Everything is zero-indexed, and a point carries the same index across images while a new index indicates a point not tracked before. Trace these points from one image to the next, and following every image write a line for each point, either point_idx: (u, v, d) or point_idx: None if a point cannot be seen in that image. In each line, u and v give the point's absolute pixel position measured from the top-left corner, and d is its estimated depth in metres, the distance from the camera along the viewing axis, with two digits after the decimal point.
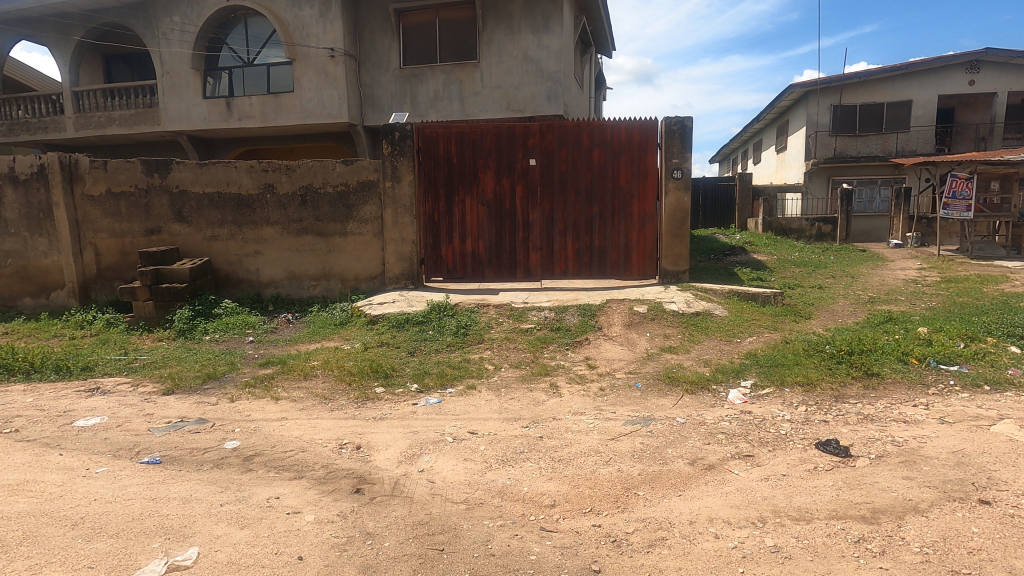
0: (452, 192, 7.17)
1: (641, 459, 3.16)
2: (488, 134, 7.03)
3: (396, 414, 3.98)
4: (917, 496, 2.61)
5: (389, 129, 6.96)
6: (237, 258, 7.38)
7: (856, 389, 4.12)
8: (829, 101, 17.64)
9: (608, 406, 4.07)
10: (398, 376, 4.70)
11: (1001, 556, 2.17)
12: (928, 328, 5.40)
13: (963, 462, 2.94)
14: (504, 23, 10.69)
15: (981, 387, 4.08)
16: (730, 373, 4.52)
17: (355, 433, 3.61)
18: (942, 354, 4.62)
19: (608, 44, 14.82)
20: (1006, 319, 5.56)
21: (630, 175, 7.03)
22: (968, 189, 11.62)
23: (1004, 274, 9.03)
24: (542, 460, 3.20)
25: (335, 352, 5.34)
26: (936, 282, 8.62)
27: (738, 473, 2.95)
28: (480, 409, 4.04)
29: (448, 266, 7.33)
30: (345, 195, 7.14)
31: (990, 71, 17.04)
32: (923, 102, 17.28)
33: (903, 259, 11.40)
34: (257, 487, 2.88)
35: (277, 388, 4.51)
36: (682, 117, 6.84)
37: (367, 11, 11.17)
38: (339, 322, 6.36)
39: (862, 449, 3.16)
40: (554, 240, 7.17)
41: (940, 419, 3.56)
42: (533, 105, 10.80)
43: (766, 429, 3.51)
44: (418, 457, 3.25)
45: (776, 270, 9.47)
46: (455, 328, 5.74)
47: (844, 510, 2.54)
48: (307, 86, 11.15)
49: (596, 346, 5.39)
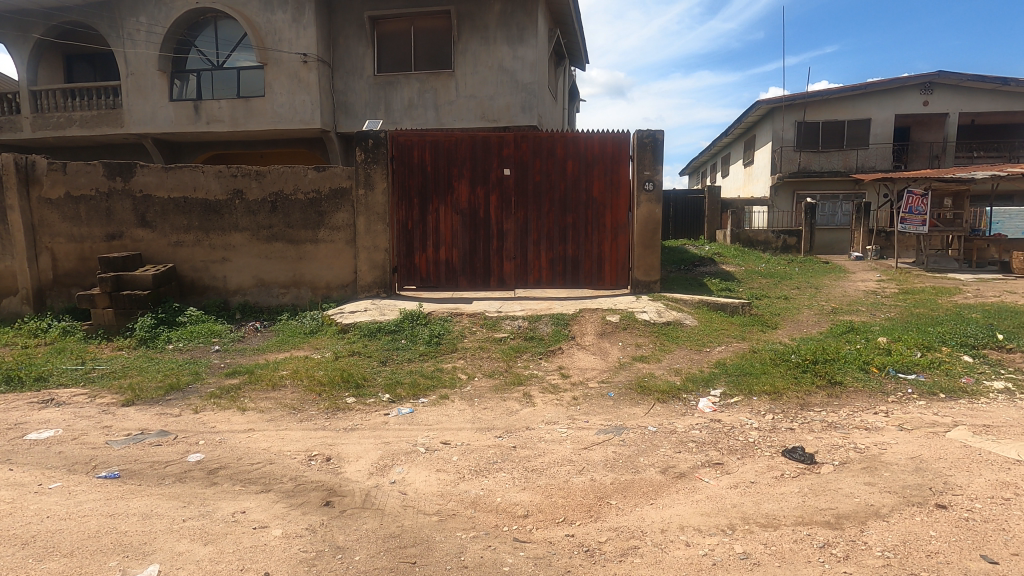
0: (425, 200, 7.15)
1: (613, 468, 3.18)
2: (463, 144, 7.05)
3: (367, 425, 3.92)
4: (878, 502, 2.70)
5: (363, 136, 6.93)
6: (203, 264, 7.19)
7: (821, 398, 4.25)
8: (794, 117, 18.24)
9: (581, 415, 4.09)
10: (369, 386, 4.63)
11: (957, 558, 2.25)
12: (887, 338, 5.60)
13: (921, 467, 3.05)
14: (480, 33, 10.74)
15: (937, 395, 4.25)
16: (701, 383, 4.59)
17: (325, 445, 3.55)
18: (900, 363, 4.79)
19: (582, 57, 15.02)
20: (959, 329, 5.81)
21: (603, 186, 7.11)
22: (923, 205, 12.13)
23: (958, 286, 9.44)
24: (515, 470, 3.19)
25: (305, 361, 5.24)
26: (894, 294, 8.94)
27: (708, 481, 3.00)
28: (453, 419, 4.01)
29: (421, 275, 7.29)
30: (316, 202, 7.04)
31: (943, 93, 17.85)
32: (881, 120, 18.00)
33: (863, 271, 11.80)
34: (222, 501, 2.79)
35: (244, 399, 4.40)
36: (654, 130, 6.98)
37: (342, 17, 11.09)
38: (308, 331, 6.26)
39: (826, 456, 3.25)
40: (528, 250, 7.21)
41: (898, 426, 3.69)
42: (508, 115, 10.87)
43: (735, 437, 3.58)
44: (390, 468, 3.21)
45: (744, 281, 9.69)
46: (428, 337, 5.71)
47: (810, 516, 2.60)
48: (278, 91, 10.99)
49: (569, 355, 5.41)
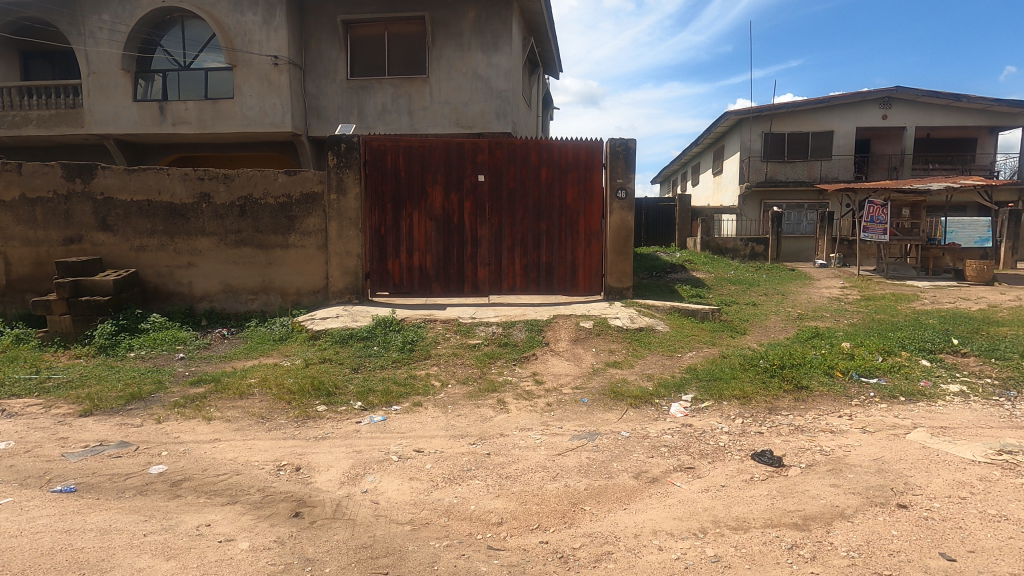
0: (399, 206, 7.09)
1: (587, 474, 3.19)
2: (437, 149, 7.03)
3: (339, 433, 3.84)
4: (843, 503, 2.77)
5: (335, 140, 6.85)
6: (168, 270, 6.98)
7: (788, 401, 4.35)
8: (761, 128, 18.75)
9: (555, 421, 4.10)
10: (341, 394, 4.55)
11: (917, 556, 2.32)
12: (850, 343, 5.77)
13: (883, 469, 3.14)
14: (454, 40, 10.74)
15: (897, 398, 4.40)
16: (673, 388, 4.65)
17: (294, 454, 3.47)
18: (862, 367, 4.95)
19: (556, 66, 15.16)
20: (918, 335, 6.03)
21: (576, 194, 7.17)
22: (883, 215, 12.57)
23: (916, 293, 9.82)
24: (489, 477, 3.17)
25: (274, 369, 5.12)
26: (857, 300, 9.25)
27: (680, 485, 3.03)
28: (427, 426, 3.97)
29: (395, 281, 7.22)
30: (287, 207, 6.93)
31: (901, 108, 18.58)
32: (843, 132, 18.64)
33: (827, 278, 12.18)
34: (186, 514, 2.70)
35: (210, 408, 4.27)
36: (627, 139, 7.07)
37: (314, 20, 10.96)
38: (278, 337, 6.12)
39: (794, 459, 3.32)
40: (502, 257, 7.21)
41: (862, 429, 3.79)
42: (482, 121, 10.89)
43: (705, 441, 3.63)
44: (362, 477, 3.15)
45: (713, 287, 9.89)
46: (401, 343, 5.65)
47: (778, 518, 2.66)
48: (248, 93, 10.78)
49: (543, 362, 5.42)
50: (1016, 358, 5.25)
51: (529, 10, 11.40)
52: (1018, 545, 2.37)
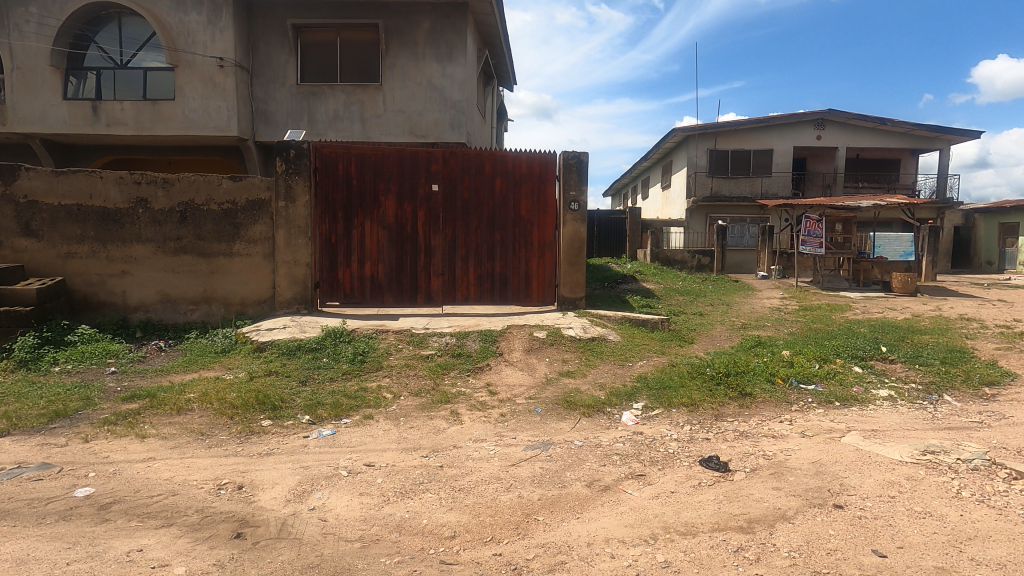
0: (350, 214, 6.96)
1: (540, 484, 3.19)
2: (390, 158, 6.96)
3: (285, 449, 3.69)
4: (784, 505, 2.88)
5: (284, 146, 6.66)
6: (99, 278, 6.57)
7: (733, 408, 4.51)
8: (707, 145, 19.52)
9: (508, 432, 4.08)
10: (288, 408, 4.39)
11: (853, 554, 2.43)
12: (790, 351, 6.05)
13: (821, 471, 3.29)
14: (409, 49, 10.68)
15: (833, 403, 4.64)
16: (624, 397, 4.73)
17: (236, 472, 3.31)
18: (801, 374, 5.18)
19: (510, 79, 15.30)
20: (851, 343, 6.39)
21: (530, 205, 7.23)
22: (819, 229, 13.32)
23: (848, 303, 10.43)
24: (442, 490, 3.12)
25: (215, 383, 4.88)
26: (795, 310, 9.72)
27: (631, 492, 3.08)
28: (378, 440, 3.88)
29: (345, 291, 7.06)
30: (231, 213, 6.67)
31: (834, 129, 19.76)
32: (782, 151, 19.64)
33: (769, 289, 12.76)
34: (115, 540, 2.52)
35: (144, 425, 4.02)
36: (579, 152, 7.20)
37: (262, 22, 10.66)
38: (220, 349, 5.86)
39: (738, 464, 3.44)
40: (456, 267, 7.18)
41: (801, 433, 3.97)
42: (436, 131, 10.86)
43: (655, 449, 3.71)
44: (309, 494, 3.04)
45: (663, 297, 10.16)
46: (351, 355, 5.51)
47: (725, 522, 2.73)
48: (190, 95, 10.36)
49: (497, 372, 5.41)
50: (938, 364, 5.65)
51: (483, 22, 11.48)
52: (941, 539, 2.53)
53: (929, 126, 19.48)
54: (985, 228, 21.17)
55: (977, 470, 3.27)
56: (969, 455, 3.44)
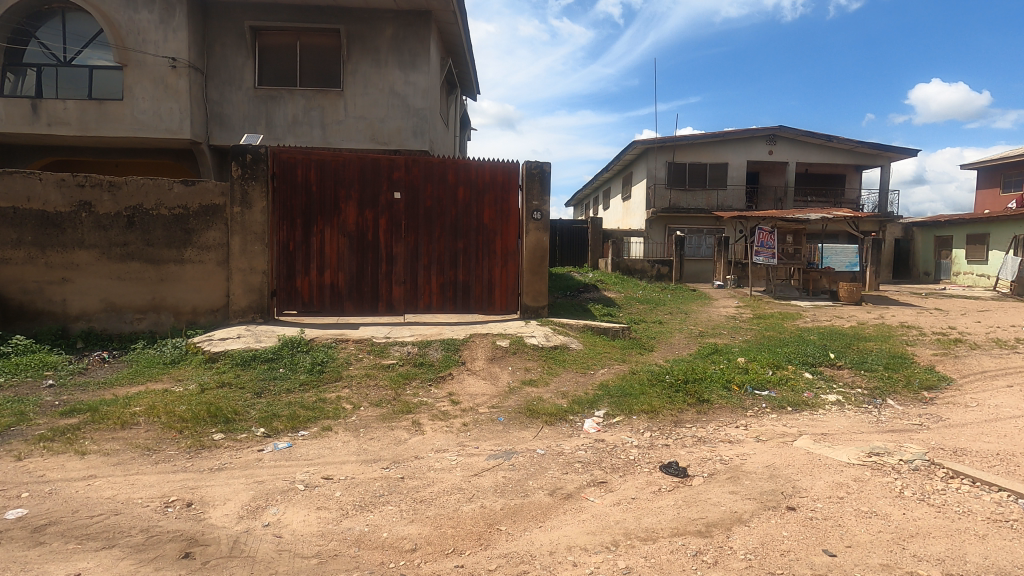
0: (309, 221, 6.81)
1: (503, 494, 3.17)
2: (351, 164, 6.85)
3: (238, 463, 3.56)
4: (741, 508, 2.96)
5: (240, 150, 6.47)
6: (37, 286, 6.20)
7: (691, 414, 4.60)
8: (665, 158, 20.04)
9: (471, 441, 4.06)
10: (241, 421, 4.24)
11: (805, 554, 2.51)
12: (745, 359, 6.24)
13: (775, 474, 3.40)
14: (371, 55, 10.58)
15: (786, 408, 4.80)
16: (586, 405, 4.77)
17: (185, 488, 3.17)
18: (756, 381, 5.35)
19: (473, 88, 15.34)
20: (802, 350, 6.65)
21: (493, 214, 7.25)
22: (771, 240, 13.84)
23: (799, 312, 10.86)
24: (403, 502, 3.07)
25: (163, 395, 4.66)
26: (749, 318, 10.05)
27: (593, 500, 3.10)
28: (337, 452, 3.78)
29: (304, 299, 6.88)
30: (183, 219, 6.43)
31: (785, 145, 20.61)
32: (736, 165, 20.35)
33: (724, 298, 13.16)
34: (51, 565, 2.37)
35: (84, 441, 3.80)
36: (542, 162, 7.27)
37: (218, 23, 10.37)
38: (169, 360, 5.61)
39: (697, 469, 3.51)
40: (418, 275, 7.11)
41: (756, 438, 4.09)
42: (398, 138, 10.78)
43: (617, 455, 3.75)
44: (263, 510, 2.93)
45: (623, 306, 10.34)
46: (309, 365, 5.37)
47: (684, 527, 2.78)
48: (140, 95, 9.96)
49: (459, 381, 5.36)
50: (881, 369, 5.94)
51: (446, 31, 11.50)
52: (886, 537, 2.64)
53: (871, 144, 20.58)
54: (922, 241, 22.47)
55: (918, 470, 3.44)
56: (910, 456, 3.62)
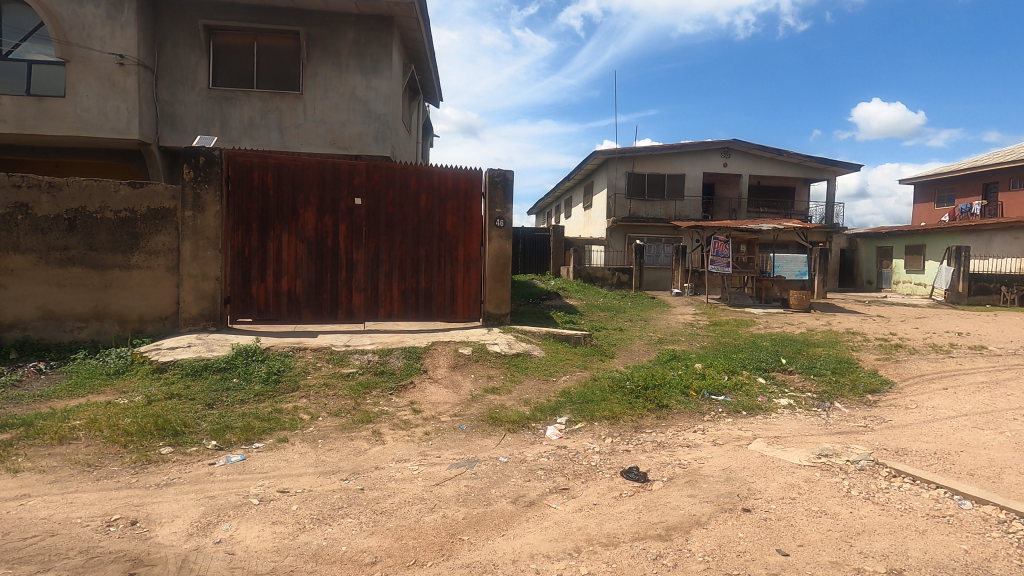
0: (266, 227, 6.64)
1: (465, 503, 3.15)
2: (310, 169, 6.72)
3: (187, 478, 3.41)
4: (699, 511, 3.02)
5: (192, 152, 6.25)
6: None
7: (651, 420, 4.69)
8: (625, 168, 20.45)
9: (433, 450, 4.01)
10: (191, 434, 4.06)
11: (759, 554, 2.58)
12: (702, 364, 6.41)
13: (731, 477, 3.49)
14: (331, 58, 10.41)
15: (741, 412, 4.95)
16: (548, 412, 4.80)
17: (130, 506, 3.01)
18: (712, 387, 5.49)
19: (436, 94, 15.30)
20: (755, 356, 6.88)
21: (456, 221, 7.22)
22: (726, 250, 14.29)
23: (752, 319, 11.25)
24: (363, 514, 3.00)
25: (107, 408, 4.41)
26: (706, 325, 10.34)
27: (556, 506, 3.11)
28: (294, 464, 3.67)
29: (259, 307, 6.70)
30: (130, 223, 6.14)
31: (739, 157, 21.36)
32: (693, 176, 20.96)
33: (682, 306, 13.50)
34: None
35: (17, 458, 3.56)
36: (505, 170, 7.29)
37: (170, 21, 10.02)
38: (113, 371, 5.33)
39: (657, 473, 3.57)
40: (379, 282, 7.00)
41: (713, 442, 4.20)
42: (359, 143, 10.64)
43: (579, 462, 3.78)
44: (214, 527, 2.81)
45: (585, 313, 10.47)
46: (265, 375, 5.20)
47: (645, 531, 2.82)
48: (84, 92, 9.49)
49: (421, 390, 5.30)
50: (830, 374, 6.20)
51: (409, 37, 11.44)
52: (835, 535, 2.75)
53: (819, 159, 21.56)
54: (865, 252, 23.65)
55: (863, 470, 3.60)
56: (857, 457, 3.78)
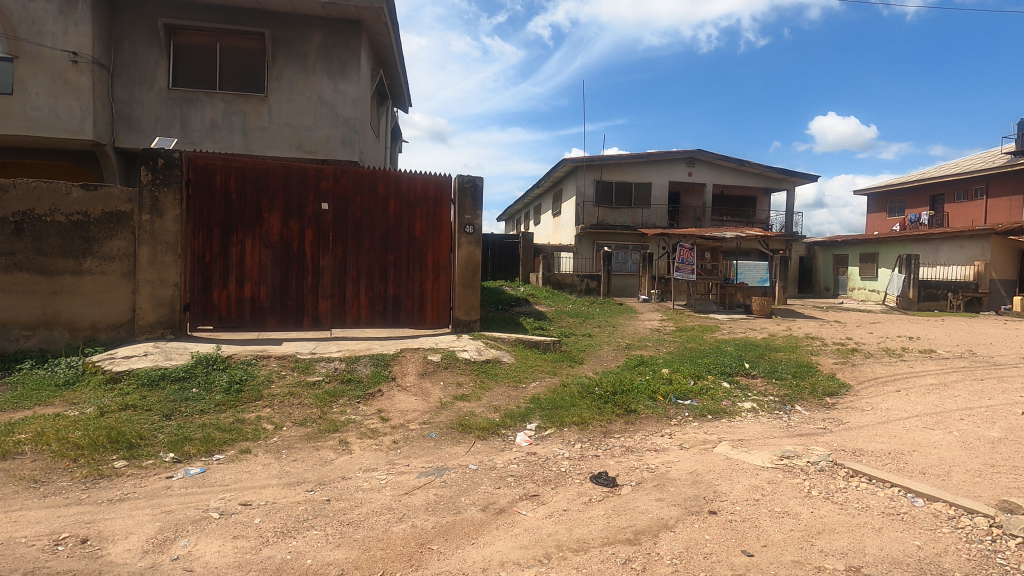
0: (228, 231, 6.46)
1: (434, 512, 3.11)
2: (276, 173, 6.58)
3: (143, 492, 3.27)
4: (667, 515, 3.06)
5: (150, 154, 6.05)
6: None
7: (619, 425, 4.74)
8: (593, 176, 20.71)
9: (401, 459, 3.95)
10: (147, 446, 3.90)
11: (725, 556, 2.63)
12: (668, 370, 6.51)
13: (698, 480, 3.55)
14: (297, 61, 10.24)
15: (707, 416, 5.05)
16: (518, 418, 4.79)
17: (80, 523, 2.86)
18: (679, 391, 5.58)
19: (404, 99, 15.21)
20: (720, 361, 7.03)
21: (425, 227, 7.18)
22: (691, 257, 14.58)
23: (717, 324, 11.51)
24: (329, 525, 2.93)
25: (55, 421, 4.20)
26: (672, 331, 10.52)
27: (526, 513, 3.10)
28: (257, 476, 3.56)
29: (221, 314, 6.51)
30: (82, 226, 5.89)
31: (703, 167, 21.89)
32: (659, 185, 21.37)
33: (649, 312, 13.71)
34: None
35: None
36: (475, 176, 7.28)
37: (127, 18, 9.69)
38: (63, 382, 5.08)
39: (626, 478, 3.60)
40: (347, 288, 6.89)
41: (679, 446, 4.26)
42: (326, 147, 10.48)
43: (548, 468, 3.79)
44: (172, 543, 2.70)
45: (554, 320, 10.52)
46: (226, 384, 5.03)
47: (614, 535, 2.84)
48: (34, 90, 9.07)
49: (389, 398, 5.22)
50: (790, 378, 6.39)
51: (378, 41, 11.35)
52: (797, 535, 2.82)
53: (778, 169, 22.28)
54: (822, 260, 24.53)
55: (823, 470, 3.72)
56: (817, 458, 3.90)
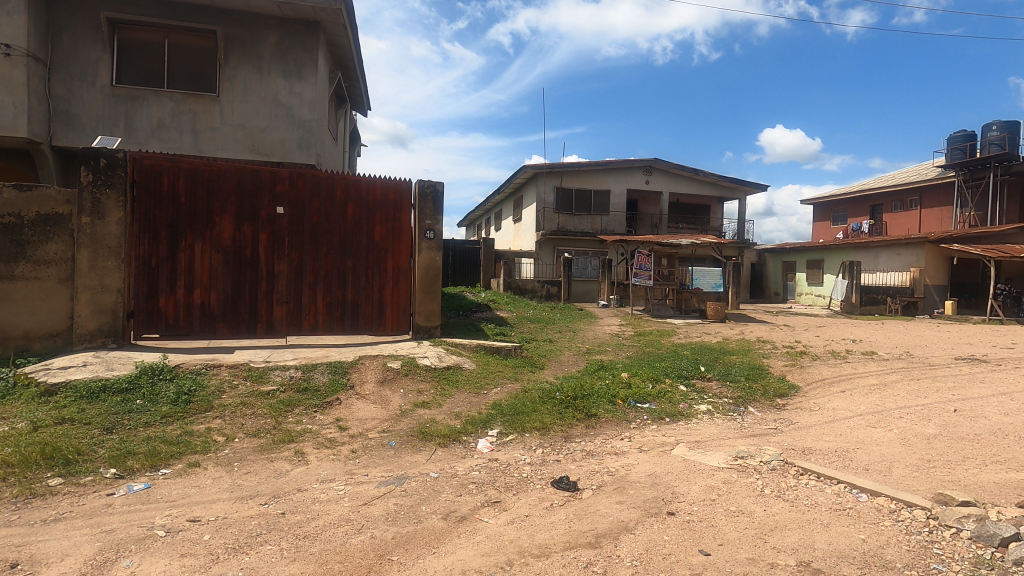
0: (176, 235, 6.20)
1: (394, 522, 3.05)
2: (228, 175, 6.36)
3: (80, 511, 3.07)
4: (627, 517, 3.10)
5: (91, 154, 5.76)
6: None
7: (580, 429, 4.78)
8: (553, 183, 20.93)
9: (360, 468, 3.87)
10: (86, 462, 3.68)
11: (683, 555, 2.68)
12: (627, 373, 6.62)
13: (657, 482, 3.62)
14: (251, 61, 9.95)
15: (664, 419, 5.15)
16: (479, 425, 4.76)
17: (8, 547, 2.67)
18: (638, 395, 5.68)
19: (363, 103, 14.99)
20: (677, 364, 7.21)
21: (384, 232, 7.07)
22: (648, 263, 14.77)
23: (674, 329, 11.79)
24: (284, 539, 2.83)
25: None
26: (631, 336, 10.71)
27: (487, 520, 3.08)
28: (206, 490, 3.41)
29: (168, 321, 6.23)
30: (14, 229, 5.52)
31: (659, 175, 22.45)
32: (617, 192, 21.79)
33: (609, 317, 13.91)
34: None
35: None
36: (435, 182, 7.23)
37: (67, 11, 9.21)
38: None
39: (586, 482, 3.63)
40: (303, 294, 6.71)
41: (639, 449, 4.34)
42: (281, 150, 10.20)
43: (510, 474, 3.78)
44: (113, 564, 2.54)
45: (515, 325, 10.53)
46: (173, 395, 4.80)
47: (575, 540, 2.85)
48: None
49: (347, 406, 5.10)
50: (743, 380, 6.60)
51: (336, 43, 11.16)
52: (751, 532, 2.90)
53: (731, 178, 23.07)
54: (772, 266, 25.49)
55: (775, 469, 3.85)
56: (769, 457, 4.03)
